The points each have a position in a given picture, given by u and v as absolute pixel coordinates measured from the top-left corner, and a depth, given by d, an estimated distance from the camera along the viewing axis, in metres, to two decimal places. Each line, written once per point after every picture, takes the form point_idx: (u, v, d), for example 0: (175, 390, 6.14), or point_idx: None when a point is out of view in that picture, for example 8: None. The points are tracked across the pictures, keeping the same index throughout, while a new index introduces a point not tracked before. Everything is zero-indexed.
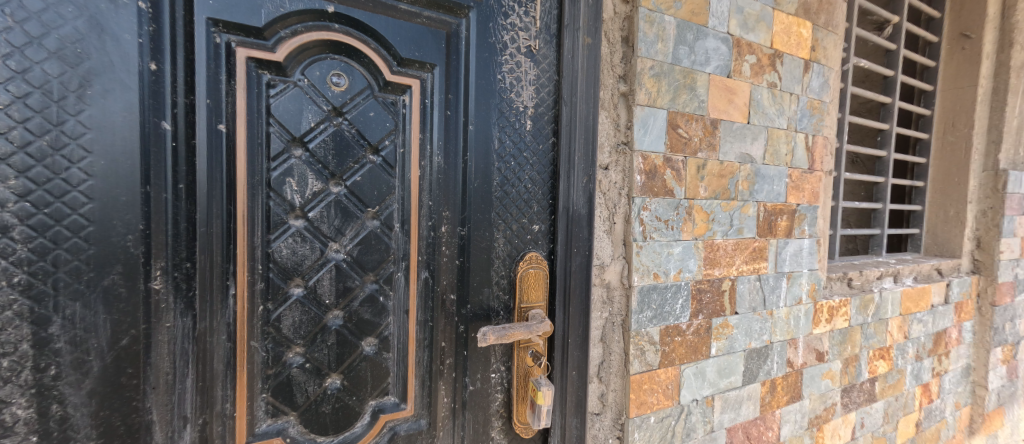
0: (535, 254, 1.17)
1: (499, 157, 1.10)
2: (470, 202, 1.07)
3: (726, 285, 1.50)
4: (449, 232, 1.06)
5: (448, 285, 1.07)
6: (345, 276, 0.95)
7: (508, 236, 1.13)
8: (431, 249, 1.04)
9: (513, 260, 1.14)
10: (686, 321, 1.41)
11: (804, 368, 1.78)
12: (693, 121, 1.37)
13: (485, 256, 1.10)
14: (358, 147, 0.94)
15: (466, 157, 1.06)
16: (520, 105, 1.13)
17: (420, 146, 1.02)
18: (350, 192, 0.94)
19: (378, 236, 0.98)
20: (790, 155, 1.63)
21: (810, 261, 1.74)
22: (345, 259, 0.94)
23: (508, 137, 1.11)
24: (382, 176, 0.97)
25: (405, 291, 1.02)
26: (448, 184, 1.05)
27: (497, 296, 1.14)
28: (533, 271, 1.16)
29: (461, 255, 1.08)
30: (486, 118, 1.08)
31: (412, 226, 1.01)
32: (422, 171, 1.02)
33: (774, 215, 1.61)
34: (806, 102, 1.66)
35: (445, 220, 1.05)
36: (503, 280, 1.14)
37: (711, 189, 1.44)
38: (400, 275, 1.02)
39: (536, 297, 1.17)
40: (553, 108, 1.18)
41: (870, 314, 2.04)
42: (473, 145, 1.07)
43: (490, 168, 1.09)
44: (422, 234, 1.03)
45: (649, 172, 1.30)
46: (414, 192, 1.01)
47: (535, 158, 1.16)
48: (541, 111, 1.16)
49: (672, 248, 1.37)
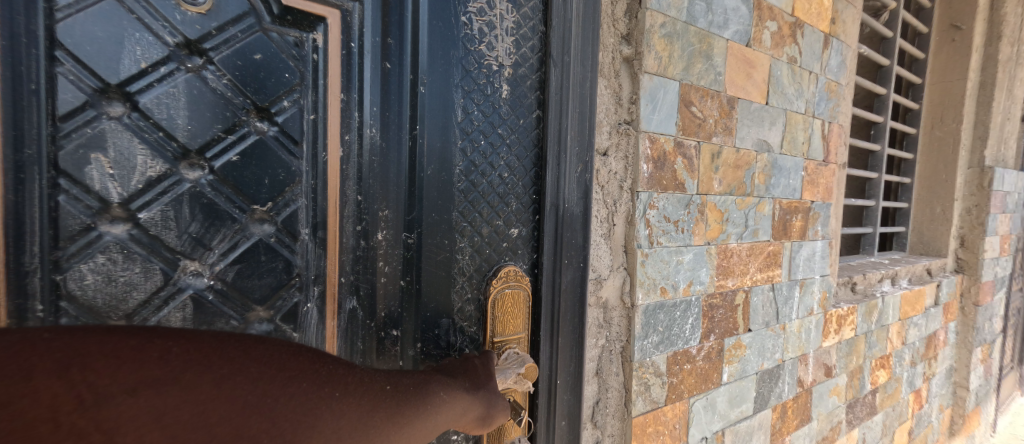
0: (513, 268, 0.85)
1: (464, 134, 0.78)
2: (425, 197, 0.74)
3: (740, 298, 1.25)
4: (391, 239, 0.73)
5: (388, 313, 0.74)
6: (212, 316, 0.59)
7: (473, 245, 0.81)
8: (364, 261, 0.71)
9: (483, 276, 0.83)
10: (697, 344, 1.15)
11: (813, 386, 1.57)
12: (708, 99, 1.10)
13: (444, 272, 0.78)
14: (230, 107, 0.58)
15: (416, 130, 0.73)
16: (493, 62, 0.81)
17: (343, 112, 0.67)
18: (222, 180, 0.58)
19: (275, 250, 0.64)
20: (807, 144, 1.39)
21: (823, 266, 1.53)
22: (212, 287, 0.59)
23: (477, 106, 0.79)
24: (275, 157, 0.62)
25: (322, 333, 0.69)
26: (388, 170, 0.72)
27: (462, 327, 0.82)
28: (510, 291, 0.84)
29: (406, 273, 0.75)
30: (444, 75, 0.75)
31: (332, 231, 0.68)
32: (344, 148, 0.68)
33: (789, 214, 1.38)
34: (824, 83, 1.43)
35: (381, 223, 0.72)
36: (469, 305, 0.82)
37: (727, 182, 1.18)
38: (314, 308, 0.68)
39: (516, 328, 0.86)
40: (538, 72, 0.87)
41: (874, 321, 1.86)
42: (426, 112, 0.73)
43: (450, 150, 0.76)
44: (345, 242, 0.69)
45: (657, 161, 1.02)
46: (333, 179, 0.67)
47: (515, 136, 0.84)
48: (521, 72, 0.84)
49: (682, 256, 1.10)
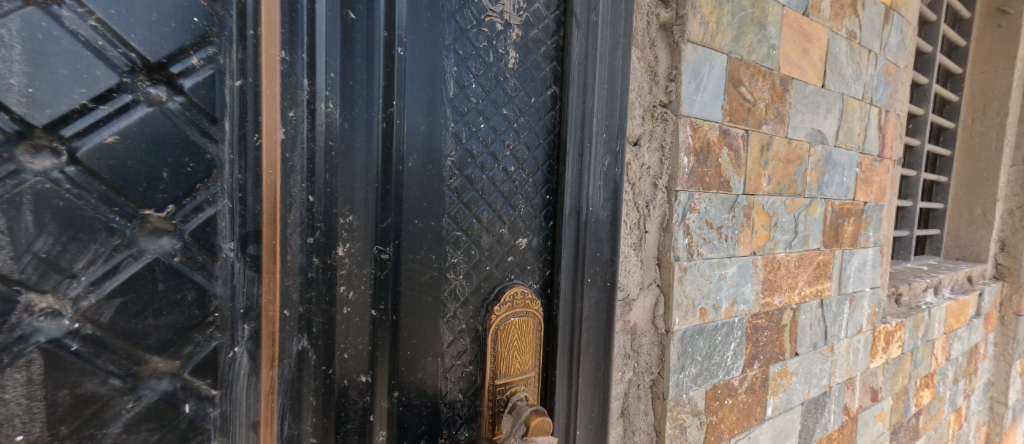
0: (514, 291, 0.89)
1: (454, 116, 0.79)
2: (404, 194, 0.75)
3: (787, 317, 1.06)
4: (358, 258, 0.76)
5: (352, 352, 0.74)
6: (78, 376, 0.53)
7: (466, 259, 0.83)
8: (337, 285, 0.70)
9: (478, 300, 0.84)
10: (740, 374, 0.95)
11: (859, 412, 1.38)
12: (759, 77, 0.90)
13: (428, 295, 0.80)
14: (105, 65, 0.52)
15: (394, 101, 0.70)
16: (497, 20, 0.82)
17: (288, 75, 0.63)
18: (91, 174, 0.52)
19: (177, 265, 0.59)
20: (863, 136, 1.20)
21: (873, 277, 1.33)
22: (86, 307, 0.53)
23: (471, 77, 0.80)
24: (179, 135, 0.57)
25: (255, 388, 0.66)
26: (354, 160, 0.69)
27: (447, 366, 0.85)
28: (512, 321, 0.91)
29: (378, 297, 0.75)
30: (437, 41, 0.75)
31: (266, 245, 0.64)
32: (285, 129, 0.64)
33: (842, 217, 1.18)
34: (883, 65, 1.22)
35: (339, 225, 0.68)
36: (463, 337, 0.85)
37: (777, 180, 0.98)
38: (245, 353, 0.65)
39: (513, 364, 0.90)
40: (537, 44, 0.89)
41: (921, 336, 1.67)
42: (412, 78, 0.73)
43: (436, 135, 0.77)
44: (292, 258, 0.66)
45: (700, 152, 0.83)
46: (270, 174, 0.63)
47: (509, 110, 0.85)
48: (530, 35, 0.86)
49: (726, 270, 0.90)
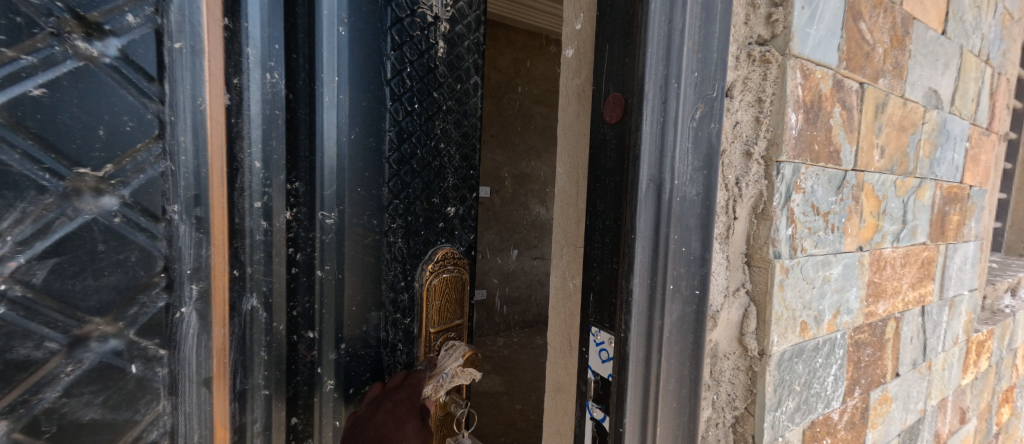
0: (446, 249, 0.88)
1: (393, 95, 0.77)
2: (345, 169, 0.72)
3: (891, 330, 0.83)
4: (304, 220, 0.69)
5: (300, 310, 0.70)
6: (6, 339, 0.45)
7: (405, 226, 0.81)
8: (285, 247, 0.67)
9: (415, 261, 0.84)
10: (840, 406, 0.73)
11: (948, 438, 1.15)
12: (880, 12, 0.68)
13: (371, 258, 0.77)
14: (24, 9, 0.43)
15: (337, 77, 0.69)
16: (427, 14, 0.80)
17: (230, 43, 0.58)
18: (11, 125, 0.44)
19: (119, 232, 0.52)
20: (976, 102, 0.96)
21: (973, 277, 1.10)
22: (15, 276, 0.45)
23: (408, 59, 0.78)
24: (114, 93, 0.50)
25: (205, 346, 0.59)
26: (298, 131, 0.67)
27: (393, 321, 0.82)
28: (446, 275, 0.88)
29: (322, 262, 0.71)
30: (377, 28, 0.73)
31: (216, 209, 0.58)
32: (230, 96, 0.59)
33: (949, 204, 0.95)
34: (1001, 14, 0.99)
35: (288, 193, 0.67)
36: (405, 295, 0.82)
37: (889, 153, 0.76)
38: (196, 316, 0.59)
39: (449, 316, 0.90)
40: (464, 39, 0.89)
41: (1005, 345, 1.44)
42: (351, 58, 0.71)
43: (381, 110, 0.76)
44: (240, 224, 0.61)
45: (811, 108, 0.60)
46: (216, 136, 0.57)
47: (440, 93, 0.85)
48: (457, 30, 0.87)
49: (830, 270, 0.68)
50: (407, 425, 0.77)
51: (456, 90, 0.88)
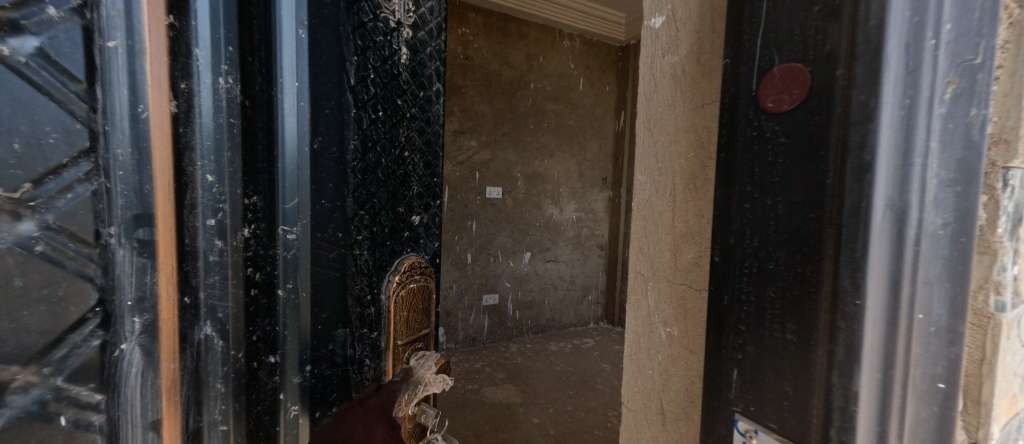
0: (413, 260, 0.94)
1: (356, 101, 0.78)
2: (304, 182, 0.70)
3: None
4: (265, 237, 0.67)
5: (259, 334, 0.68)
6: None
7: (371, 237, 0.83)
8: (244, 267, 0.64)
9: (379, 272, 0.86)
10: None
11: None
12: None
13: (337, 272, 0.77)
14: None
15: (297, 83, 0.68)
16: (390, 18, 0.83)
17: (174, 42, 0.54)
18: None
19: (48, 257, 0.46)
20: None
21: None
22: None
23: (371, 65, 0.80)
24: (43, 98, 0.44)
25: (153, 388, 0.55)
26: (256, 140, 0.65)
27: (359, 335, 0.83)
28: (412, 286, 0.93)
29: (285, 279, 0.70)
30: (334, 29, 0.73)
31: (162, 228, 0.54)
32: (177, 102, 0.55)
33: None
34: None
35: (245, 216, 0.64)
36: (370, 309, 0.84)
37: None
38: (141, 350, 0.54)
39: (417, 327, 0.96)
40: (425, 45, 0.94)
41: None
42: (312, 72, 0.70)
43: (344, 117, 0.76)
44: (192, 245, 0.58)
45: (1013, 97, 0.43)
46: (159, 149, 0.53)
47: (403, 101, 0.89)
48: (419, 36, 0.92)
49: None
50: (376, 430, 0.74)
51: (419, 96, 0.94)
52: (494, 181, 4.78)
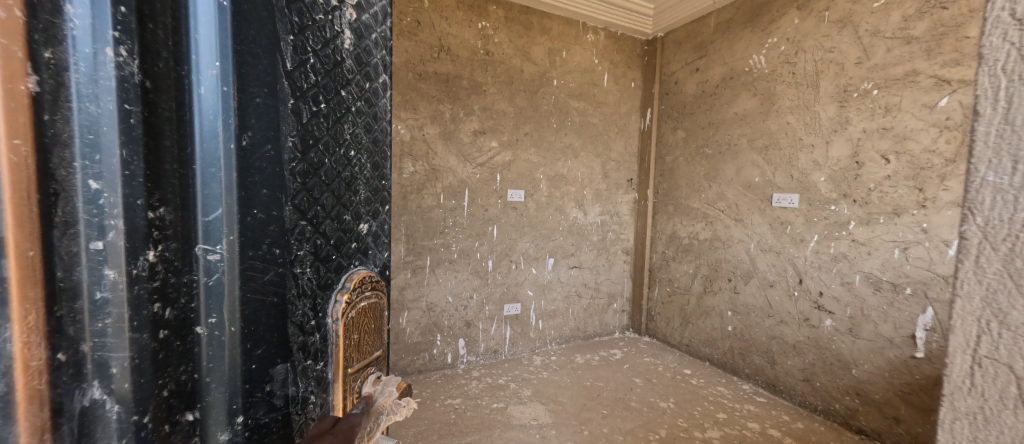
0: (363, 274, 0.78)
1: (295, 89, 0.60)
2: (226, 182, 0.50)
3: None
4: (174, 260, 0.47)
5: (173, 387, 0.47)
6: None
7: (315, 250, 0.66)
8: (150, 301, 0.44)
9: (324, 292, 0.69)
10: None
11: None
12: None
13: (276, 298, 0.58)
14: None
15: (212, 69, 0.48)
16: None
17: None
18: None
19: None
20: None
21: None
22: None
23: (310, 48, 0.62)
24: None
25: None
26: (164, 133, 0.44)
27: (303, 367, 0.65)
28: (364, 303, 0.78)
29: (209, 309, 0.50)
30: (268, 4, 0.54)
31: (16, 257, 0.33)
32: (38, 77, 0.34)
33: None
34: None
35: (147, 231, 0.43)
36: (314, 336, 0.67)
37: None
38: None
39: (367, 347, 0.81)
40: (370, 30, 0.77)
41: None
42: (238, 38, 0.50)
43: (280, 107, 0.57)
44: (68, 279, 0.38)
45: None
46: (12, 146, 0.32)
47: (348, 92, 0.72)
48: (362, 20, 0.74)
49: None
50: None
51: (365, 90, 0.77)
52: (516, 184, 4.49)
